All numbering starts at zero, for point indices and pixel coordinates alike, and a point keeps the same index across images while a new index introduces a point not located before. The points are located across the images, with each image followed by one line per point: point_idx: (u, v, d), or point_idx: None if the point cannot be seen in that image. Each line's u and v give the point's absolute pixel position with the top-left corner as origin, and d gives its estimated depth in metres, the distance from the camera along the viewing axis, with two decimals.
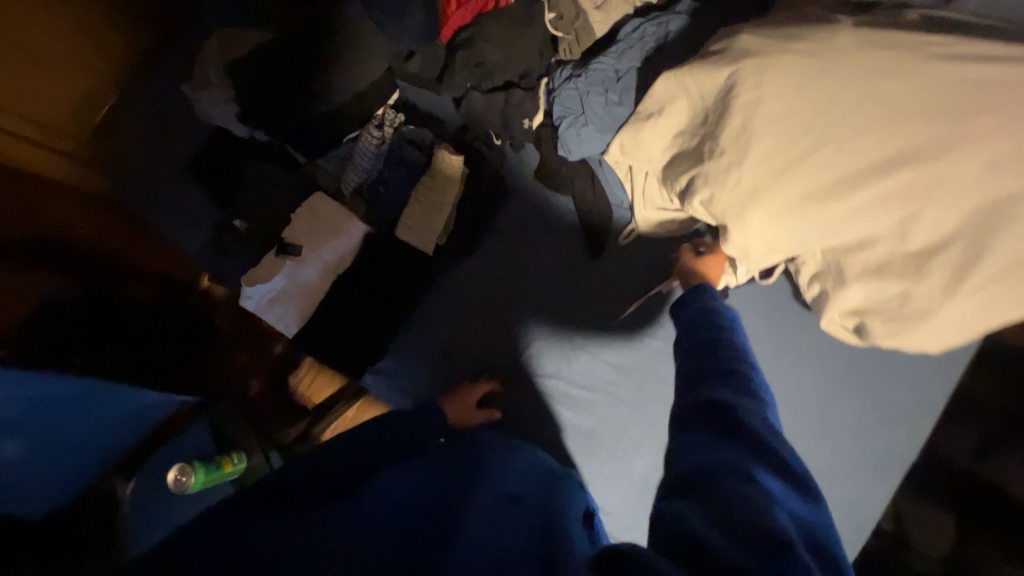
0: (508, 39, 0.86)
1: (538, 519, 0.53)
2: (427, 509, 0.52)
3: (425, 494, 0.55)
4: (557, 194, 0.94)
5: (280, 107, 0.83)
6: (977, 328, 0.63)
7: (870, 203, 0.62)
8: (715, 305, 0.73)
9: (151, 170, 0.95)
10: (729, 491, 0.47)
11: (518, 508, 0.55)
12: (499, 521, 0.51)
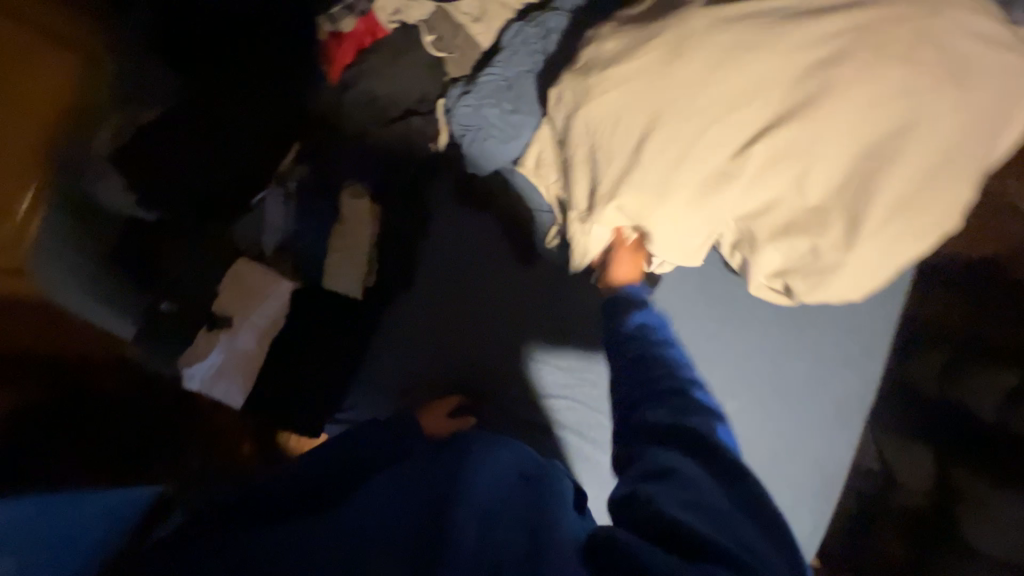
0: (395, 69, 0.87)
1: (527, 536, 0.49)
2: (416, 514, 0.51)
3: (411, 499, 0.54)
4: (477, 209, 0.91)
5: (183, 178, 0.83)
6: (889, 268, 0.62)
7: (761, 164, 0.61)
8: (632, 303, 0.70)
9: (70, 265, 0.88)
10: (676, 504, 0.48)
11: (505, 519, 0.51)
12: (489, 541, 0.47)
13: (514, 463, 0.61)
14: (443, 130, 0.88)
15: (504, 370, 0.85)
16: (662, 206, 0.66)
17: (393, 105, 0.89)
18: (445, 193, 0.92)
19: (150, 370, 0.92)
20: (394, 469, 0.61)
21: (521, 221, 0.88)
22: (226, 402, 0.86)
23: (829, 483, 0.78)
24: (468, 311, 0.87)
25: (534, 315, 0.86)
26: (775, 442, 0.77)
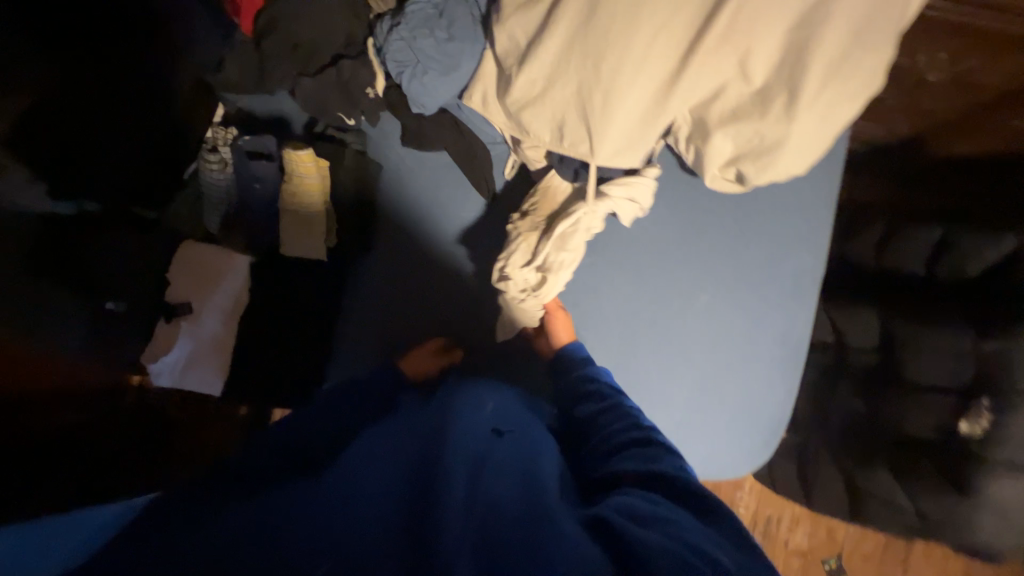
0: (317, 11, 0.80)
1: (520, 501, 0.56)
2: (408, 507, 0.52)
3: (397, 493, 0.54)
4: (426, 153, 0.87)
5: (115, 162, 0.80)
6: (827, 136, 0.66)
7: (705, 52, 0.63)
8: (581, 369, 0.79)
9: None
10: (643, 518, 0.55)
11: (497, 481, 0.58)
12: (490, 501, 0.54)
13: (499, 430, 0.68)
14: (379, 74, 0.82)
15: (485, 309, 0.86)
16: (620, 108, 0.68)
17: (320, 52, 0.81)
18: (394, 142, 0.88)
19: (112, 377, 0.87)
20: (372, 435, 0.66)
21: (476, 160, 0.85)
22: (204, 391, 0.83)
23: (794, 356, 0.84)
24: (436, 257, 0.87)
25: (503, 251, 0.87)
26: (742, 326, 0.83)
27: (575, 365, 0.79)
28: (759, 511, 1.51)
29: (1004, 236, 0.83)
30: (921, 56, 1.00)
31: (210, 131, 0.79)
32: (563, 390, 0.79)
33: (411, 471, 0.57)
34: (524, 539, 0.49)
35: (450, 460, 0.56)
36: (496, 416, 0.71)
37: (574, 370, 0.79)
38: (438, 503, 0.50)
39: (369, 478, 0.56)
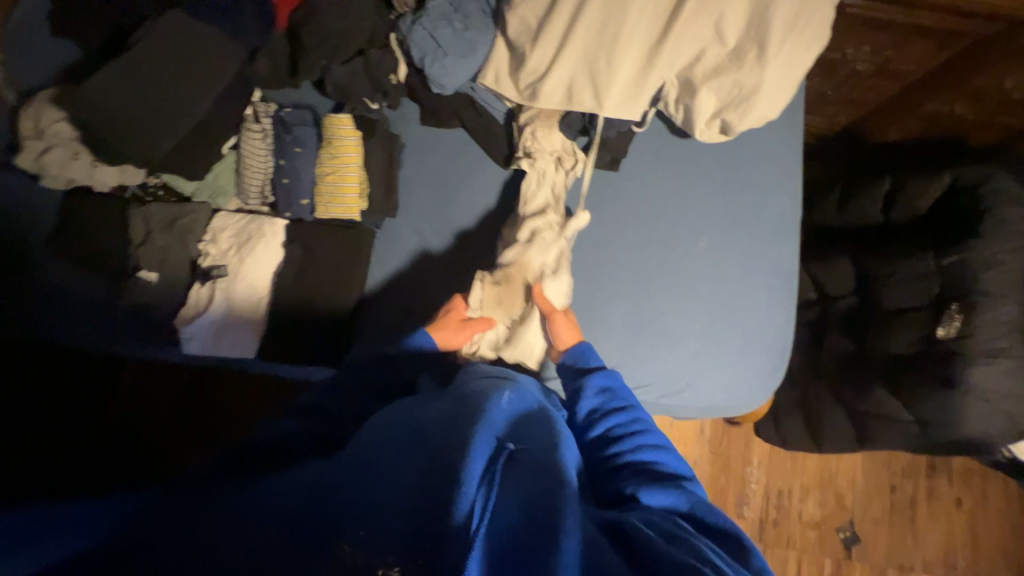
0: (346, 8, 0.87)
1: (544, 474, 0.48)
2: (413, 483, 0.44)
3: (408, 469, 0.46)
4: (445, 130, 0.96)
5: (127, 131, 0.76)
6: (790, 83, 0.82)
7: (686, 21, 0.79)
8: (595, 375, 0.76)
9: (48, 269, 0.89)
10: (659, 534, 0.47)
11: (518, 457, 0.50)
12: (509, 483, 0.46)
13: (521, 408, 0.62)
14: (401, 62, 0.92)
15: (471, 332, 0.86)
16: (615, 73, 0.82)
17: (347, 42, 0.88)
18: (415, 122, 0.97)
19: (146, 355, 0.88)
20: (380, 419, 0.60)
21: (493, 134, 0.94)
22: (236, 356, 0.83)
23: (789, 286, 0.94)
24: (461, 219, 0.93)
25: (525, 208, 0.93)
26: (742, 262, 0.93)
27: (577, 373, 0.78)
28: (770, 485, 1.53)
29: (941, 173, 0.98)
30: (848, 50, 1.19)
31: (252, 106, 0.87)
32: (578, 390, 0.75)
33: (420, 442, 0.50)
34: (540, 530, 0.41)
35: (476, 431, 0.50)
36: (517, 401, 0.64)
37: (583, 378, 0.76)
38: (451, 477, 0.44)
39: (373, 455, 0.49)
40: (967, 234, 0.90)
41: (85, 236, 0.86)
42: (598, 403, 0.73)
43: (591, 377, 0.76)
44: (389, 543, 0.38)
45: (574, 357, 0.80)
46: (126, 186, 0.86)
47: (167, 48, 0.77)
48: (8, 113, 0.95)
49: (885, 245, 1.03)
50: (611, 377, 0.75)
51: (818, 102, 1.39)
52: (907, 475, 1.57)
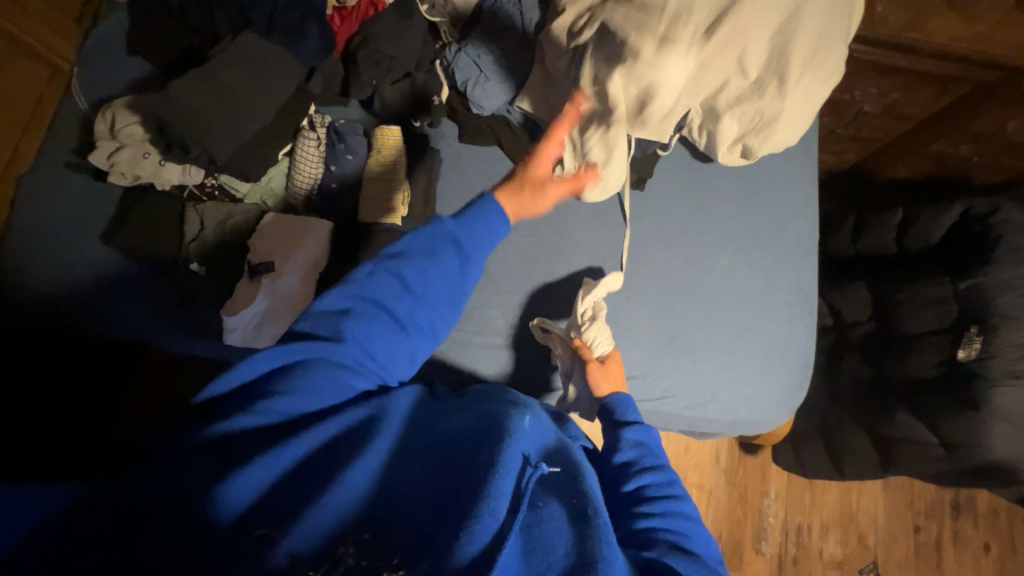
0: (397, 34, 0.94)
1: (572, 500, 0.53)
2: (448, 507, 0.49)
3: (440, 492, 0.51)
4: (480, 147, 1.03)
5: (192, 129, 0.81)
6: (806, 114, 0.90)
7: (712, 53, 0.85)
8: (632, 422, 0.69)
9: (104, 259, 0.95)
10: None
11: (545, 481, 0.55)
12: (540, 507, 0.51)
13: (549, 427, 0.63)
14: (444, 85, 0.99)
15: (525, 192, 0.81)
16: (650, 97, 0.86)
17: (398, 65, 0.95)
18: (454, 139, 1.03)
19: (188, 344, 0.93)
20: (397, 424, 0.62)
21: (526, 150, 1.01)
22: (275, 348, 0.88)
23: (807, 305, 0.98)
24: None
25: (555, 220, 0.98)
26: (763, 280, 0.97)
27: (613, 420, 0.71)
28: (789, 519, 1.48)
29: (953, 204, 1.02)
30: (856, 92, 1.24)
31: (309, 116, 0.96)
32: (611, 433, 0.68)
33: (450, 450, 0.56)
34: (571, 562, 0.47)
35: (507, 445, 0.53)
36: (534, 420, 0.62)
37: (621, 429, 0.68)
38: (484, 494, 0.49)
39: (410, 463, 0.55)
40: (981, 260, 0.93)
41: (138, 228, 0.91)
42: (632, 455, 0.65)
43: (629, 427, 0.68)
44: (428, 555, 0.46)
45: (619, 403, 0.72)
46: (185, 186, 0.93)
47: (237, 59, 0.84)
48: (78, 117, 1.02)
49: (900, 272, 1.07)
50: (648, 431, 0.68)
51: (830, 139, 1.46)
52: (932, 515, 1.52)
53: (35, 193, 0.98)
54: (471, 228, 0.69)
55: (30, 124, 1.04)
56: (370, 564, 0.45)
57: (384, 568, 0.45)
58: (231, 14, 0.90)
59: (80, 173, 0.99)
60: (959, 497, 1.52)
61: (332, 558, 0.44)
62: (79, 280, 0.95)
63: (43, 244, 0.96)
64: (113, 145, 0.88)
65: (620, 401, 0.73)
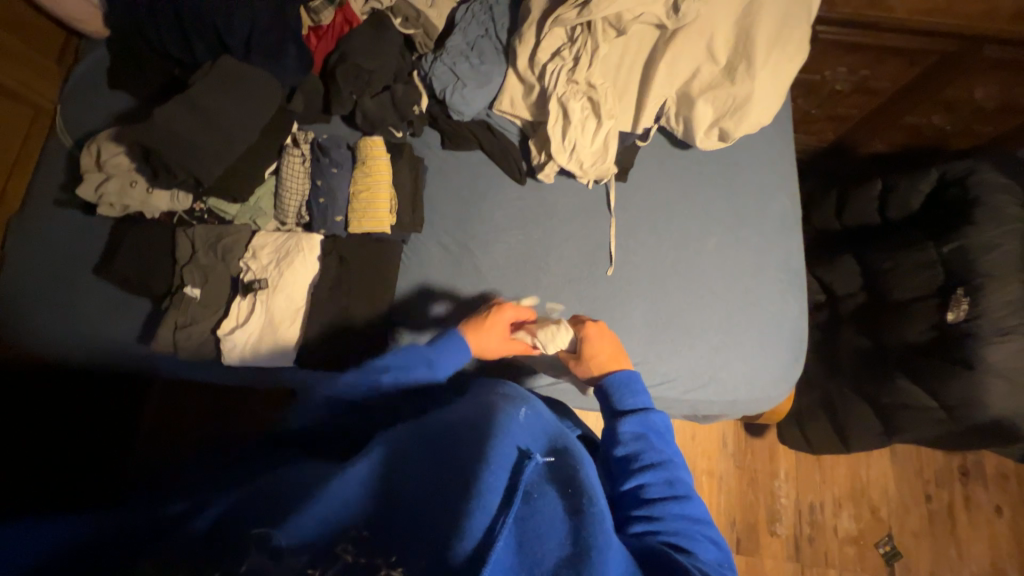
0: (374, 47, 0.96)
1: (567, 489, 0.54)
2: (436, 501, 0.48)
3: (430, 486, 0.50)
4: (464, 152, 1.04)
5: (178, 153, 0.82)
6: (777, 94, 0.92)
7: (680, 46, 0.91)
8: (633, 411, 0.67)
9: (98, 291, 0.96)
10: None
11: (543, 470, 0.56)
12: (534, 498, 0.52)
13: (548, 420, 0.64)
14: (423, 94, 1.01)
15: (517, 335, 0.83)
16: (624, 94, 0.96)
17: (376, 79, 0.96)
18: (436, 146, 1.05)
19: (187, 368, 0.93)
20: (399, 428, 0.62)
21: (509, 152, 1.02)
22: (275, 364, 0.88)
23: (796, 280, 1.00)
24: (484, 230, 0.99)
25: (542, 217, 1.00)
26: (751, 260, 0.98)
27: (613, 409, 0.69)
28: (801, 499, 1.48)
29: (928, 171, 1.05)
30: (827, 71, 1.27)
31: (293, 133, 0.97)
32: (611, 423, 0.68)
33: (447, 444, 0.55)
34: (565, 552, 0.48)
35: (498, 437, 0.55)
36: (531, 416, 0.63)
37: (620, 420, 0.67)
38: (477, 488, 0.49)
39: (403, 461, 0.54)
40: (963, 223, 0.95)
41: (130, 257, 0.91)
42: (631, 450, 0.64)
43: (627, 421, 0.66)
44: (417, 550, 0.45)
45: (614, 392, 0.71)
46: (174, 212, 0.94)
47: (219, 81, 0.86)
48: (64, 154, 1.03)
49: (885, 242, 1.09)
50: (648, 420, 0.66)
51: (805, 120, 1.49)
52: (941, 483, 1.52)
53: (24, 230, 0.99)
54: (444, 353, 0.75)
55: (18, 162, 1.05)
56: (369, 561, 0.43)
57: (383, 565, 0.43)
58: (210, 41, 0.92)
59: (71, 209, 1.00)
60: (967, 462, 1.53)
61: (331, 555, 0.43)
62: (73, 313, 0.95)
63: (37, 282, 0.96)
64: (100, 177, 0.89)
65: (612, 386, 0.71)
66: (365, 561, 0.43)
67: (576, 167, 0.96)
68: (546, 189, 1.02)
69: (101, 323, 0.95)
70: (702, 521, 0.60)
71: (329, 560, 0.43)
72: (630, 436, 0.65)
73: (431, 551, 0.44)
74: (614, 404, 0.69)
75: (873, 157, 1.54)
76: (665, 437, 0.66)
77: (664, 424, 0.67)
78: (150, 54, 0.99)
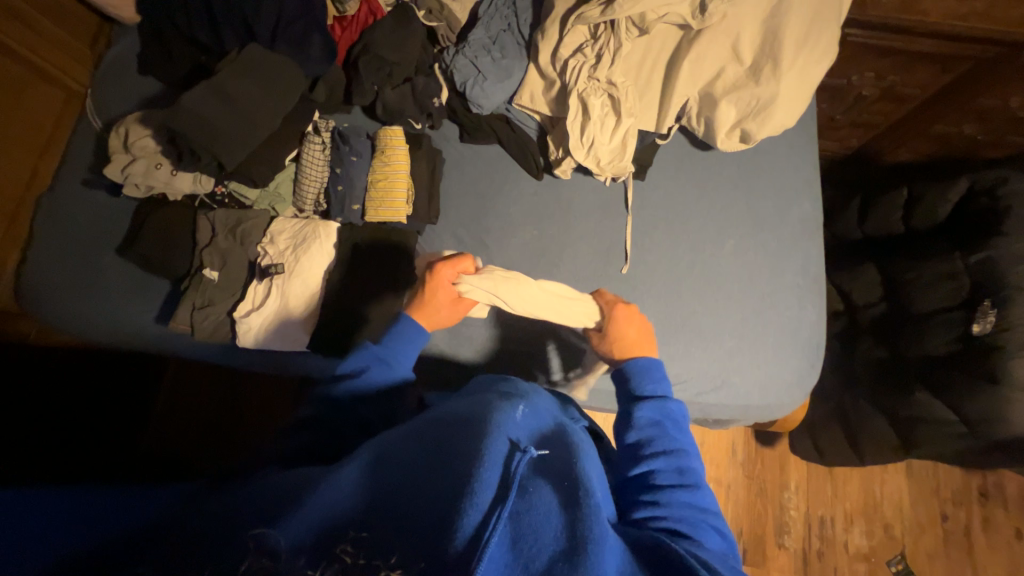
0: (396, 39, 0.96)
1: (563, 486, 0.54)
2: (428, 497, 0.49)
3: (422, 484, 0.50)
4: (481, 146, 1.04)
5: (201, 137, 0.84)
6: (803, 95, 0.91)
7: (704, 45, 0.90)
8: (648, 396, 0.66)
9: (120, 271, 0.98)
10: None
11: (537, 466, 0.56)
12: (529, 492, 0.51)
13: (542, 419, 0.66)
14: (443, 87, 1.01)
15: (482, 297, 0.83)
16: (645, 92, 0.95)
17: (398, 71, 0.97)
18: (454, 139, 1.05)
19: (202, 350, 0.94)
20: (402, 424, 0.63)
21: (527, 146, 1.02)
22: (288, 348, 0.89)
23: (814, 286, 0.98)
24: (498, 224, 0.99)
25: (557, 213, 0.99)
26: (769, 263, 0.97)
27: (629, 394, 0.69)
28: (811, 512, 1.45)
29: (957, 178, 1.01)
30: (854, 75, 1.24)
31: (313, 122, 0.98)
32: (625, 407, 0.67)
33: (444, 440, 0.56)
34: (561, 546, 0.47)
35: (491, 433, 0.56)
36: (528, 415, 0.65)
37: (636, 404, 0.66)
38: (470, 484, 0.49)
39: (399, 456, 0.54)
40: (992, 234, 0.92)
41: (151, 238, 0.93)
42: (643, 435, 0.63)
43: (642, 405, 0.65)
44: (413, 547, 0.44)
45: (632, 376, 0.70)
46: (196, 195, 0.96)
47: (244, 68, 0.87)
48: (92, 137, 1.06)
49: (909, 251, 1.06)
50: (663, 407, 0.65)
51: (830, 125, 1.45)
52: (959, 502, 1.48)
53: (52, 210, 1.01)
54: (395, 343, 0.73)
55: (48, 146, 1.08)
56: (368, 562, 0.43)
57: (382, 567, 0.43)
58: (236, 27, 0.93)
59: (97, 189, 1.02)
60: (986, 483, 1.48)
61: (329, 556, 0.43)
62: (95, 292, 0.97)
63: (63, 259, 0.98)
64: (126, 159, 0.91)
65: (630, 370, 0.70)
66: (364, 562, 0.43)
67: (593, 164, 0.95)
68: (563, 185, 1.01)
69: (122, 303, 0.97)
70: (710, 515, 0.58)
71: (327, 562, 0.43)
72: (644, 421, 0.64)
73: (423, 549, 0.44)
74: (630, 387, 0.68)
75: (899, 165, 1.50)
76: (681, 427, 0.65)
77: (680, 413, 0.66)
78: (178, 39, 1.01)
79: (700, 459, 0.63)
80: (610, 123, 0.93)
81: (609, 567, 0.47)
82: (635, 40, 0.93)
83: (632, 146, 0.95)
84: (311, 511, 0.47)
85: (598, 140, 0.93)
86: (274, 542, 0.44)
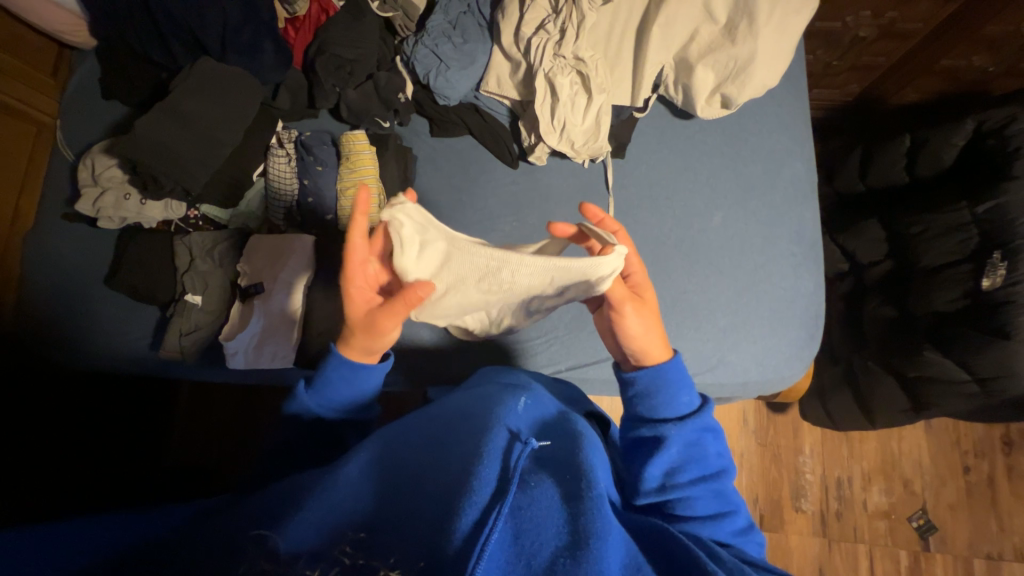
0: (351, 35, 0.91)
1: (566, 478, 0.53)
2: (429, 497, 0.47)
3: (419, 485, 0.49)
4: (453, 138, 1.00)
5: (162, 163, 0.82)
6: (783, 50, 0.85)
7: (674, 7, 0.85)
8: (683, 413, 0.62)
9: (109, 302, 1.00)
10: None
11: (537, 458, 0.56)
12: (531, 486, 0.51)
13: (543, 409, 0.66)
14: (407, 81, 0.97)
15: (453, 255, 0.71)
16: (618, 63, 0.90)
17: (358, 69, 0.93)
18: (424, 133, 1.01)
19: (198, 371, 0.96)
20: (401, 424, 0.61)
21: (498, 134, 0.98)
22: (277, 365, 0.90)
23: (809, 249, 0.94)
24: (476, 218, 0.96)
25: (536, 200, 0.96)
26: (761, 229, 0.93)
27: (655, 411, 0.62)
28: (827, 474, 1.43)
29: (964, 120, 0.94)
30: (848, 17, 1.15)
31: (276, 134, 0.96)
32: (658, 429, 0.61)
33: (451, 439, 0.55)
34: (564, 541, 0.46)
35: (493, 427, 0.56)
36: (530, 408, 0.65)
37: (669, 427, 0.60)
38: (470, 482, 0.48)
39: (396, 459, 0.53)
40: (1001, 179, 0.86)
41: (133, 268, 0.93)
42: (676, 460, 0.60)
43: (680, 428, 0.60)
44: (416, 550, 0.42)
45: (665, 389, 0.62)
46: (170, 221, 0.96)
47: (196, 82, 0.84)
48: (67, 169, 1.06)
49: (913, 203, 1.00)
50: (703, 423, 0.61)
51: (827, 72, 1.35)
52: (982, 453, 1.44)
53: (35, 246, 1.02)
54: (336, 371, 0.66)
55: (25, 186, 1.05)
56: (368, 563, 0.39)
57: (382, 567, 0.39)
58: (186, 40, 0.90)
59: (77, 223, 1.03)
60: (1010, 432, 1.45)
61: (329, 558, 0.39)
62: (88, 325, 0.99)
63: (51, 294, 1.00)
64: (96, 192, 0.91)
65: (662, 380, 0.63)
66: (363, 563, 0.39)
67: (568, 147, 0.91)
68: (539, 171, 0.98)
69: (114, 332, 0.99)
70: (739, 519, 0.60)
71: (328, 563, 0.39)
72: (681, 441, 0.60)
73: (422, 550, 0.42)
74: (661, 406, 0.62)
75: (905, 107, 1.40)
76: (716, 436, 0.63)
77: (715, 423, 0.63)
78: (135, 60, 0.98)
79: (730, 471, 0.62)
80: (582, 101, 0.88)
81: (612, 561, 0.46)
82: (601, 9, 0.88)
83: (607, 123, 0.89)
84: (314, 514, 0.44)
85: (570, 119, 0.88)
86: (273, 544, 0.40)
